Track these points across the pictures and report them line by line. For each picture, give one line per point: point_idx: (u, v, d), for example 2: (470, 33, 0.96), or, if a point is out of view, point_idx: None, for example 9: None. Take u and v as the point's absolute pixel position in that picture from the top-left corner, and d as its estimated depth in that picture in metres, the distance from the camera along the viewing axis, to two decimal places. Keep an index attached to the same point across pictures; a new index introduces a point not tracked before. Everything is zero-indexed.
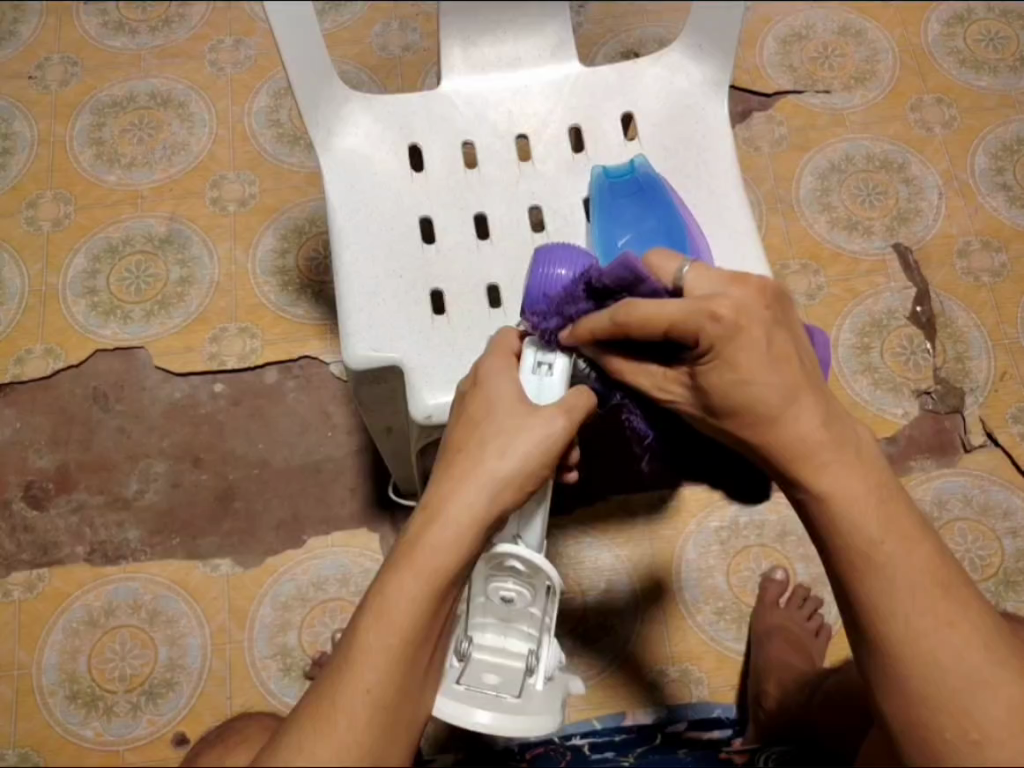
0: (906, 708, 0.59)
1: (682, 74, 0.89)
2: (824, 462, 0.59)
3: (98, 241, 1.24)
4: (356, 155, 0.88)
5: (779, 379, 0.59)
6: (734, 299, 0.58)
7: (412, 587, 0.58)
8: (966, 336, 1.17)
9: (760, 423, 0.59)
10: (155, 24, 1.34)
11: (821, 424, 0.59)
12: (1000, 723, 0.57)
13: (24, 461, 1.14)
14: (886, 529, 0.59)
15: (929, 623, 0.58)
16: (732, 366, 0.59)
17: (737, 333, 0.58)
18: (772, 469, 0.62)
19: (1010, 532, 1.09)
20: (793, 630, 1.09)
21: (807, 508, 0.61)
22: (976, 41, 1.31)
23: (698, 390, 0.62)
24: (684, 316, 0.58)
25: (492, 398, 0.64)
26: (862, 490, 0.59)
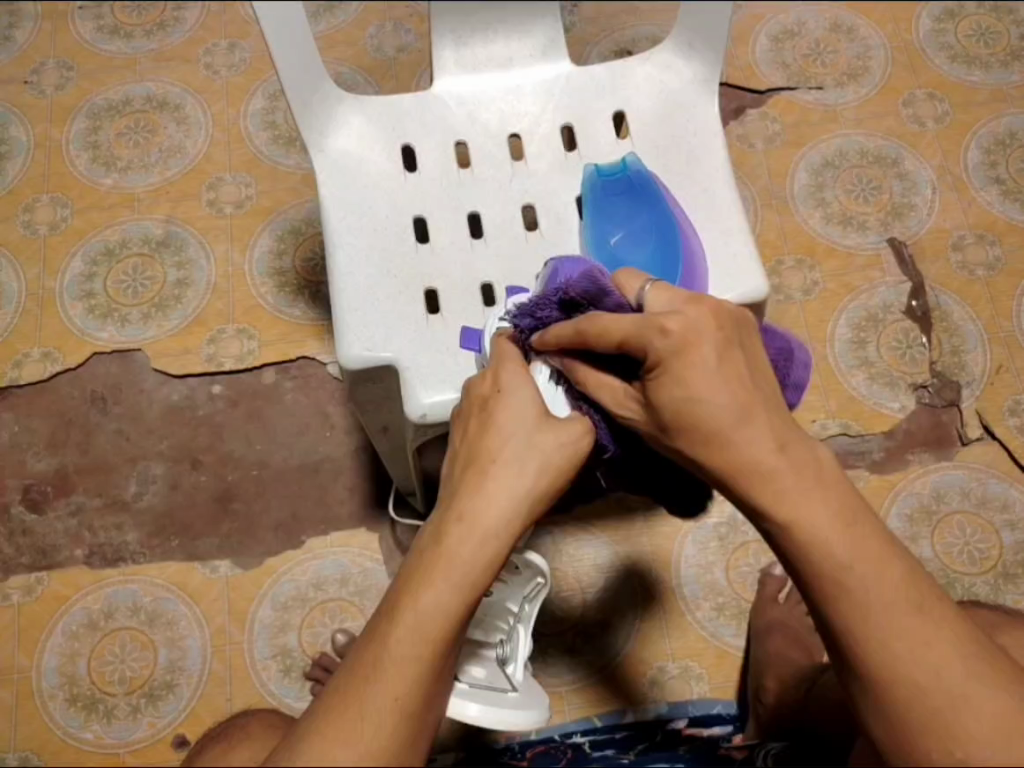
0: (887, 722, 0.58)
1: (673, 72, 0.90)
2: (783, 488, 0.56)
3: (96, 245, 1.24)
4: (349, 156, 0.88)
5: (728, 403, 0.56)
6: (683, 319, 0.57)
7: (444, 593, 0.59)
8: (962, 330, 1.17)
9: (709, 443, 0.57)
10: (150, 29, 1.35)
11: (774, 448, 0.56)
12: (982, 734, 0.56)
13: (23, 465, 1.15)
14: (853, 554, 0.56)
15: (902, 642, 0.56)
16: (671, 385, 0.58)
17: (685, 353, 0.57)
18: (731, 495, 0.59)
19: (1008, 524, 1.09)
20: (793, 628, 1.09)
21: (769, 533, 0.58)
22: (968, 36, 1.32)
23: (650, 410, 0.60)
24: (637, 333, 0.58)
25: (517, 403, 0.65)
26: (825, 516, 0.56)
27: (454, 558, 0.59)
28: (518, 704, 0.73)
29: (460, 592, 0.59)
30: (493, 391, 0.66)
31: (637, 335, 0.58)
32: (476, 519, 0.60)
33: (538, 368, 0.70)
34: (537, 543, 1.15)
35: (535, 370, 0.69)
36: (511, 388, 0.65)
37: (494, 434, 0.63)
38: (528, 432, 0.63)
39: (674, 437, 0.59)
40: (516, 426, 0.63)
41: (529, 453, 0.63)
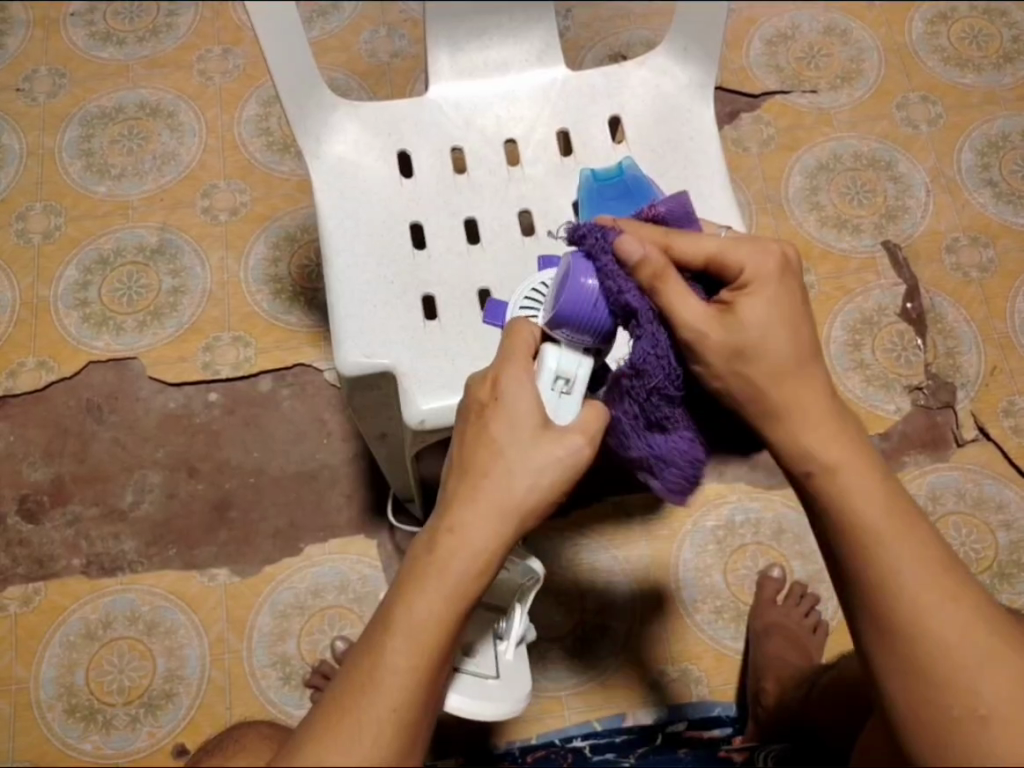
0: (909, 686, 0.59)
1: (668, 77, 0.90)
2: (823, 436, 0.59)
3: (90, 253, 1.23)
4: (345, 162, 0.88)
5: (795, 337, 0.60)
6: (783, 249, 0.60)
7: (437, 601, 0.59)
8: (956, 331, 1.18)
9: (770, 375, 0.59)
10: (143, 34, 1.34)
11: (824, 395, 0.60)
12: (1002, 696, 0.58)
13: (18, 475, 1.14)
14: (888, 503, 0.59)
15: (933, 598, 0.58)
16: (764, 304, 0.59)
17: (783, 272, 0.60)
18: (777, 444, 0.61)
19: (1004, 525, 1.10)
20: (791, 628, 1.09)
21: (807, 485, 0.60)
22: (960, 39, 1.32)
23: (730, 331, 0.59)
24: (736, 246, 0.60)
25: (515, 416, 0.63)
26: (863, 466, 0.59)
27: (448, 567, 0.59)
28: (499, 694, 0.73)
29: (456, 601, 0.59)
30: (490, 399, 0.63)
31: (736, 248, 0.60)
32: (466, 531, 0.60)
33: (543, 367, 0.66)
34: (534, 548, 1.15)
35: (539, 370, 0.66)
36: (508, 396, 0.63)
37: (488, 449, 0.62)
38: (523, 445, 0.62)
39: (747, 364, 0.59)
40: (512, 438, 0.62)
41: (523, 464, 0.61)
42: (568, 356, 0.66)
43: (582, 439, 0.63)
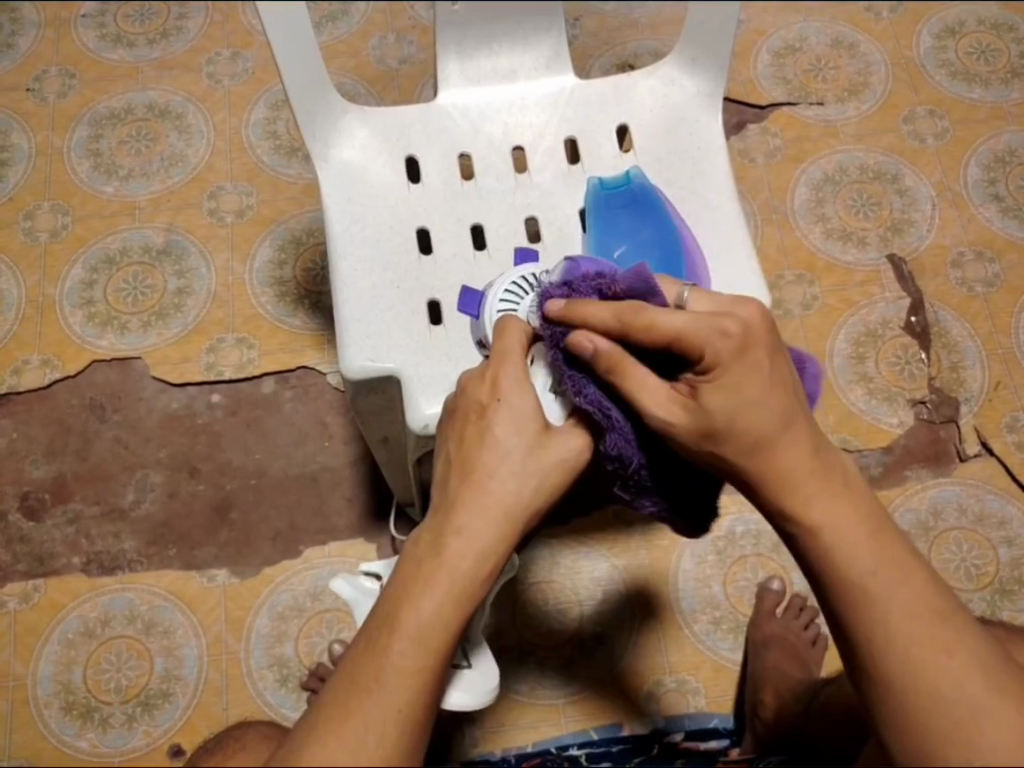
0: (908, 737, 0.58)
1: (676, 87, 0.90)
2: (811, 493, 0.59)
3: (96, 253, 1.24)
4: (353, 166, 0.88)
5: (774, 403, 0.58)
6: (744, 317, 0.58)
7: (443, 602, 0.59)
8: (960, 346, 1.17)
9: (752, 447, 0.58)
10: (153, 37, 1.35)
11: (810, 454, 0.59)
12: (1002, 748, 0.57)
13: (20, 472, 1.15)
14: (876, 557, 0.58)
15: (927, 650, 0.58)
16: (726, 387, 0.57)
17: (744, 351, 0.57)
18: (767, 505, 0.60)
19: (1005, 541, 1.10)
20: (791, 642, 1.09)
21: (797, 543, 0.60)
22: (968, 54, 1.32)
23: (694, 413, 0.58)
24: (694, 327, 0.58)
25: (517, 414, 0.63)
26: (851, 520, 0.59)
27: (454, 566, 0.60)
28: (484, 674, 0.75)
29: (459, 599, 0.59)
30: (490, 400, 0.64)
31: (694, 330, 0.58)
32: (468, 537, 0.60)
33: (536, 371, 0.67)
34: (534, 555, 1.15)
35: (533, 374, 0.67)
36: (507, 395, 0.64)
37: (491, 450, 0.62)
38: (525, 446, 0.62)
39: (719, 444, 0.58)
40: (515, 439, 0.62)
41: (525, 466, 0.62)
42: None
43: (581, 441, 0.64)
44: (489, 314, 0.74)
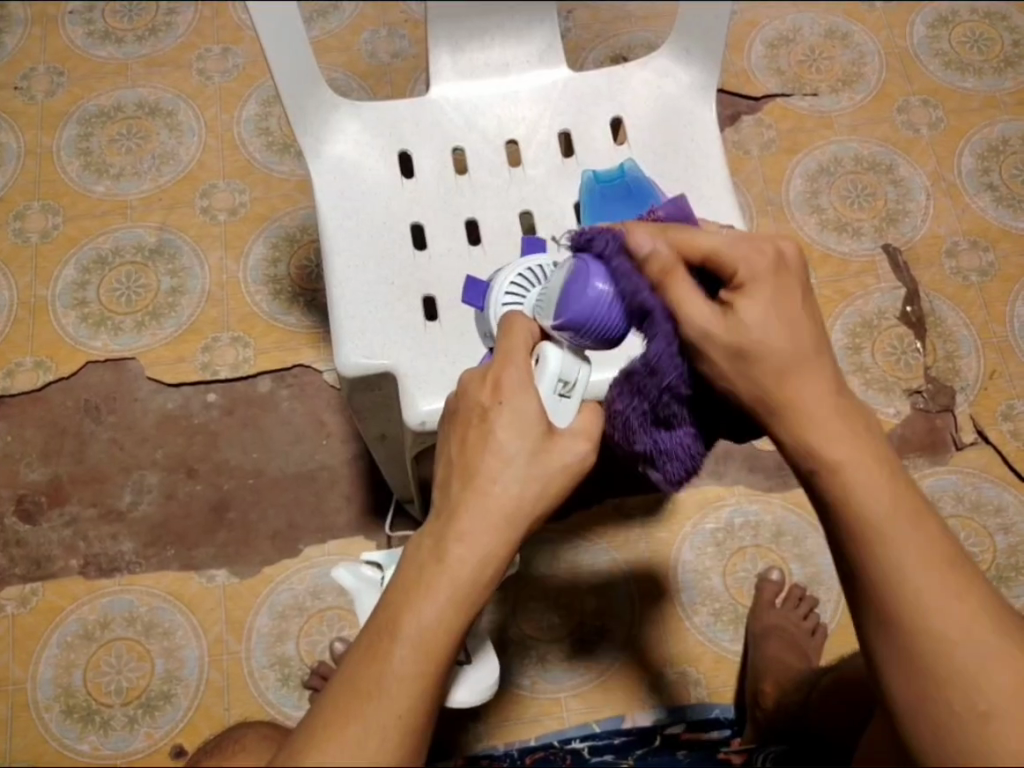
0: (912, 679, 0.57)
1: (670, 78, 0.90)
2: (828, 431, 0.56)
3: (88, 252, 1.23)
4: (345, 162, 0.88)
5: (796, 334, 0.57)
6: (781, 245, 0.58)
7: (444, 608, 0.58)
8: (955, 335, 1.18)
9: (768, 372, 0.57)
10: (141, 33, 1.34)
11: (828, 391, 0.57)
12: (1006, 694, 0.57)
13: (16, 475, 1.14)
14: (897, 499, 0.56)
15: (939, 594, 0.56)
16: (762, 306, 0.57)
17: (779, 272, 0.58)
18: (779, 440, 0.58)
19: (1002, 528, 1.10)
20: (789, 630, 1.09)
21: (808, 476, 0.58)
22: (961, 43, 1.32)
23: (729, 330, 0.57)
24: (733, 246, 0.58)
25: (520, 418, 0.61)
26: (870, 459, 0.56)
27: (457, 572, 0.59)
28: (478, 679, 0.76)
29: (462, 604, 0.59)
30: (493, 404, 0.62)
31: (734, 247, 0.58)
32: (474, 537, 0.59)
33: (544, 368, 0.66)
34: (533, 550, 1.15)
35: (540, 371, 0.66)
36: (510, 397, 0.62)
37: (494, 455, 0.61)
38: (529, 451, 0.61)
39: (745, 361, 0.57)
40: (518, 444, 0.61)
41: (527, 470, 0.61)
42: (569, 362, 0.66)
43: (585, 445, 0.63)
44: (495, 304, 0.76)
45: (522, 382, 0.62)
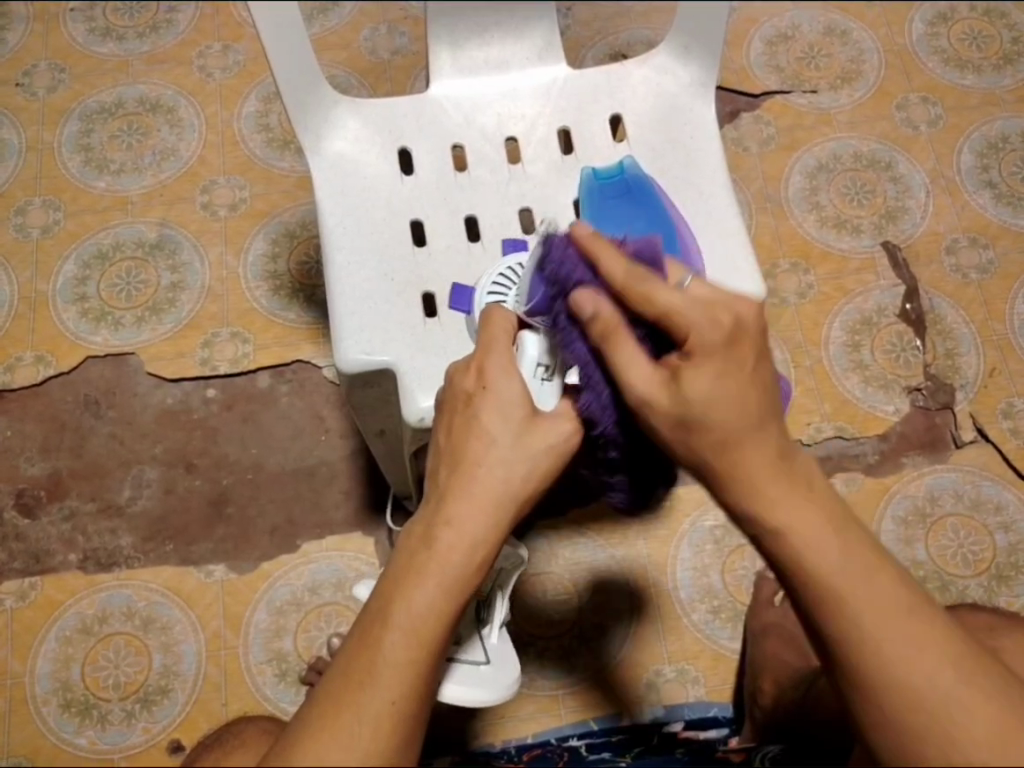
0: (887, 728, 0.57)
1: (670, 75, 0.90)
2: (775, 500, 0.56)
3: (89, 248, 1.23)
4: (345, 158, 0.88)
5: (746, 401, 0.56)
6: (738, 311, 0.57)
7: (435, 595, 0.59)
8: (955, 333, 1.18)
9: (720, 443, 0.56)
10: (143, 30, 1.34)
11: (776, 460, 0.56)
12: (982, 741, 0.56)
13: (15, 469, 1.14)
14: (846, 565, 0.55)
15: (901, 649, 0.55)
16: (710, 374, 0.56)
17: (730, 345, 0.57)
18: (732, 510, 0.57)
19: (1001, 526, 1.10)
20: (788, 628, 1.08)
21: (763, 546, 0.58)
22: (960, 41, 1.32)
23: (673, 400, 0.57)
24: (690, 310, 0.57)
25: (505, 403, 0.63)
26: (818, 524, 0.56)
27: (446, 558, 0.59)
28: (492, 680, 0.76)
29: (453, 593, 0.59)
30: (478, 389, 0.63)
31: (686, 312, 0.57)
32: (465, 525, 0.60)
33: (524, 354, 0.68)
34: (532, 546, 1.15)
35: (522, 356, 0.68)
36: (493, 382, 0.63)
37: (479, 439, 0.62)
38: (511, 433, 0.62)
39: (691, 435, 0.57)
40: (502, 427, 0.62)
41: (514, 454, 0.61)
42: (550, 346, 0.68)
43: (571, 427, 0.63)
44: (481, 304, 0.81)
45: (505, 366, 0.64)
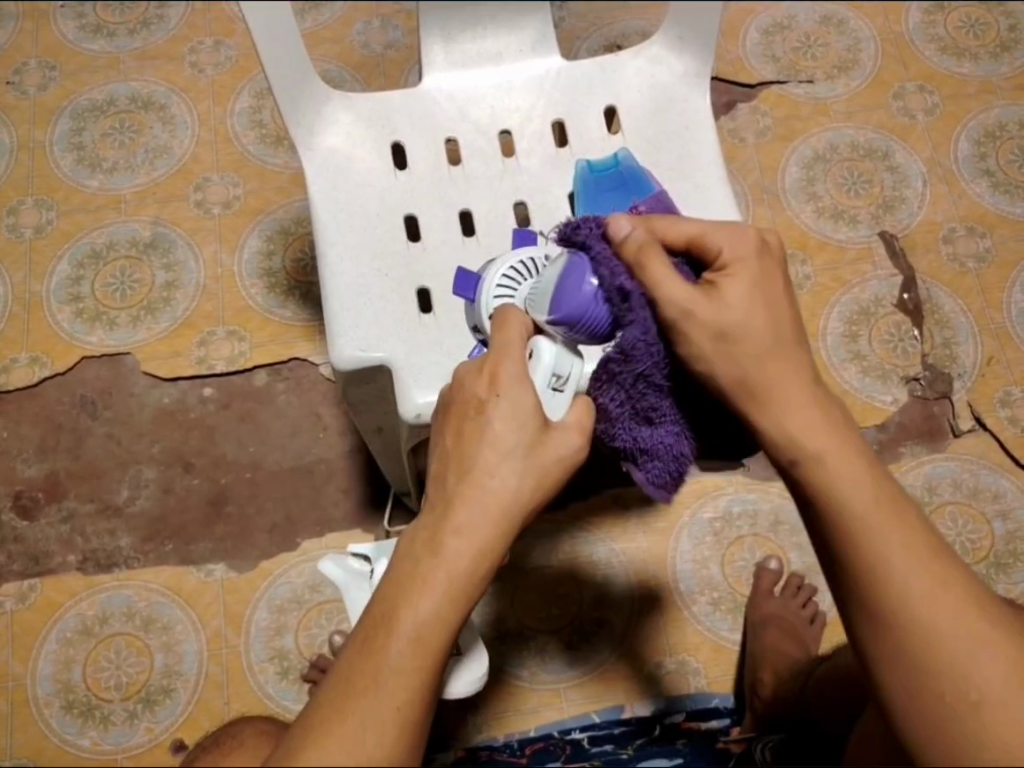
0: (902, 668, 0.56)
1: (663, 66, 0.89)
2: (808, 422, 0.57)
3: (82, 247, 1.22)
4: (338, 153, 0.87)
5: (773, 318, 0.58)
6: (760, 230, 0.59)
7: (438, 603, 0.58)
8: (952, 321, 1.18)
9: (751, 354, 0.57)
10: (133, 27, 1.33)
11: (804, 379, 0.58)
12: (995, 683, 0.56)
13: (13, 471, 1.14)
14: (876, 489, 0.56)
15: (924, 581, 0.56)
16: (744, 285, 0.58)
17: (762, 254, 0.59)
18: (761, 432, 0.58)
19: (1000, 514, 1.10)
20: (789, 620, 1.09)
21: (794, 477, 0.58)
22: (957, 28, 1.32)
23: (715, 304, 0.57)
24: (717, 231, 0.59)
25: (518, 411, 0.62)
26: (845, 452, 0.56)
27: (452, 564, 0.59)
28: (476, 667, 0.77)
29: (457, 598, 0.59)
30: (490, 396, 0.62)
31: (716, 230, 0.59)
32: (469, 529, 0.59)
33: (538, 362, 0.65)
34: (532, 540, 1.15)
35: (535, 366, 0.65)
36: (506, 388, 0.62)
37: (491, 448, 0.61)
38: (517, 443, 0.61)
39: (730, 345, 0.57)
40: (515, 436, 0.61)
41: (521, 463, 0.61)
42: (563, 356, 0.66)
43: (578, 437, 0.63)
44: (488, 300, 0.74)
45: (518, 374, 0.62)
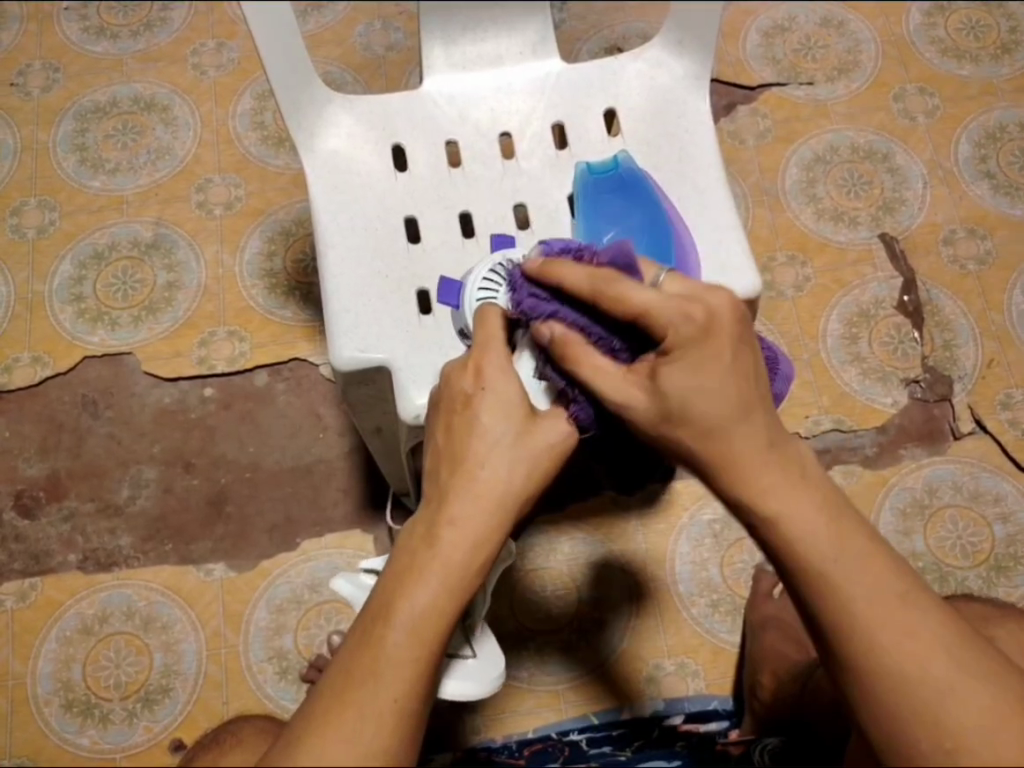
0: (878, 714, 0.57)
1: (663, 70, 0.89)
2: (766, 485, 0.56)
3: (85, 248, 1.23)
4: (338, 155, 0.87)
5: (732, 390, 0.56)
6: (713, 303, 0.56)
7: (437, 595, 0.58)
8: (953, 324, 1.17)
9: (700, 437, 0.56)
10: (136, 29, 1.34)
11: (765, 446, 0.56)
12: (970, 722, 0.56)
13: (14, 470, 1.14)
14: (838, 543, 0.56)
15: (892, 634, 0.56)
16: (688, 370, 0.56)
17: (712, 335, 0.56)
18: (724, 495, 0.58)
19: (1000, 517, 1.10)
20: (787, 620, 1.07)
21: (757, 533, 0.58)
22: (958, 30, 1.32)
23: (654, 396, 0.57)
24: (665, 305, 0.56)
25: (506, 402, 0.63)
26: (809, 510, 0.56)
27: (447, 565, 0.59)
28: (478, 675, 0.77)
29: (453, 596, 0.58)
30: (477, 390, 0.63)
31: (661, 307, 0.56)
32: (465, 529, 0.59)
33: (522, 359, 0.68)
34: (531, 542, 1.15)
35: (519, 363, 0.68)
36: (491, 383, 0.63)
37: (482, 441, 0.61)
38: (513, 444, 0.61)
39: (676, 428, 0.57)
40: (503, 427, 0.62)
41: (517, 462, 0.61)
42: None
43: (568, 430, 0.63)
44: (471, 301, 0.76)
45: (503, 371, 0.64)
